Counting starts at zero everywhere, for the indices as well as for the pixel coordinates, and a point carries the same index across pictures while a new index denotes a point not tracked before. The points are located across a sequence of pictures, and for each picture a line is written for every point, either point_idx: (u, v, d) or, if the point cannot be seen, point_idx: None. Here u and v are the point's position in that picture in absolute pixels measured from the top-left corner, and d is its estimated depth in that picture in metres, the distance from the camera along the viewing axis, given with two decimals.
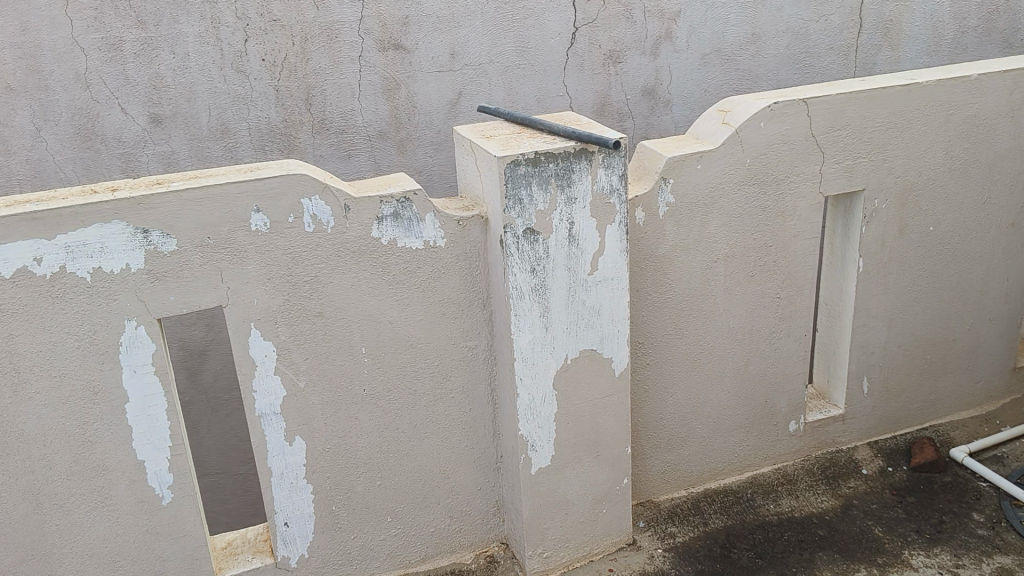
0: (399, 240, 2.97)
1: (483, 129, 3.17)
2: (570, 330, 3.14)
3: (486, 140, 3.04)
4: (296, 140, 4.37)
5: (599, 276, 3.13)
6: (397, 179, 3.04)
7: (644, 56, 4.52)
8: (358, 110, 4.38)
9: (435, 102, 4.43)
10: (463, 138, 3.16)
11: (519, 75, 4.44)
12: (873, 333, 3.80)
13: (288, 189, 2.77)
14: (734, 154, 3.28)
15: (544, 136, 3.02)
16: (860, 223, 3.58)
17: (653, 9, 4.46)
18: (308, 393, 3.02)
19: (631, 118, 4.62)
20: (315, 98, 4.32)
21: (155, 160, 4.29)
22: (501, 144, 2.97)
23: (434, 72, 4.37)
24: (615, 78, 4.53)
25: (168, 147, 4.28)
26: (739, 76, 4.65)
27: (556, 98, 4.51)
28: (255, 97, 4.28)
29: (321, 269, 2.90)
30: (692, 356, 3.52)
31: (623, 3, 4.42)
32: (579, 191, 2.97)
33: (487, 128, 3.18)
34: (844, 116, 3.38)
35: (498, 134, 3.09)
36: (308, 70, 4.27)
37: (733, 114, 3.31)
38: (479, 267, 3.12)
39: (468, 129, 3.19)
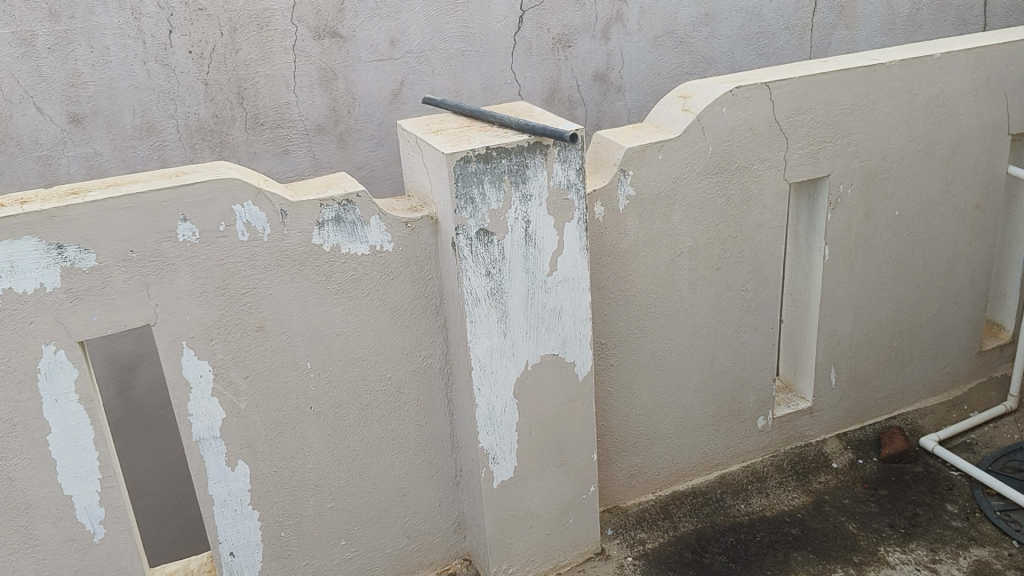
0: (343, 246, 2.74)
1: (429, 122, 2.97)
2: (530, 334, 2.96)
3: (433, 135, 2.84)
4: (228, 135, 4.12)
5: (559, 276, 2.94)
6: (338, 179, 2.82)
7: (595, 39, 4.32)
8: (294, 103, 4.14)
9: (375, 94, 4.20)
10: (408, 134, 2.95)
11: (463, 63, 4.22)
12: (840, 322, 3.68)
13: (218, 194, 2.53)
14: (697, 143, 3.11)
15: (495, 129, 2.83)
16: (825, 210, 3.45)
17: None
18: (250, 414, 2.79)
19: (582, 105, 4.41)
20: (247, 92, 4.07)
21: (76, 162, 3.99)
22: (449, 140, 2.77)
23: (374, 61, 4.14)
24: (565, 64, 4.32)
25: (90, 148, 4.00)
26: (693, 59, 4.47)
27: (504, 86, 4.30)
28: (182, 92, 4.01)
29: (259, 280, 2.67)
30: (657, 355, 3.36)
31: None
32: (534, 187, 2.79)
33: (433, 121, 2.97)
34: (808, 99, 3.24)
35: (446, 128, 2.89)
36: (238, 62, 4.01)
37: (693, 100, 3.14)
38: (431, 272, 2.90)
39: (413, 123, 2.98)
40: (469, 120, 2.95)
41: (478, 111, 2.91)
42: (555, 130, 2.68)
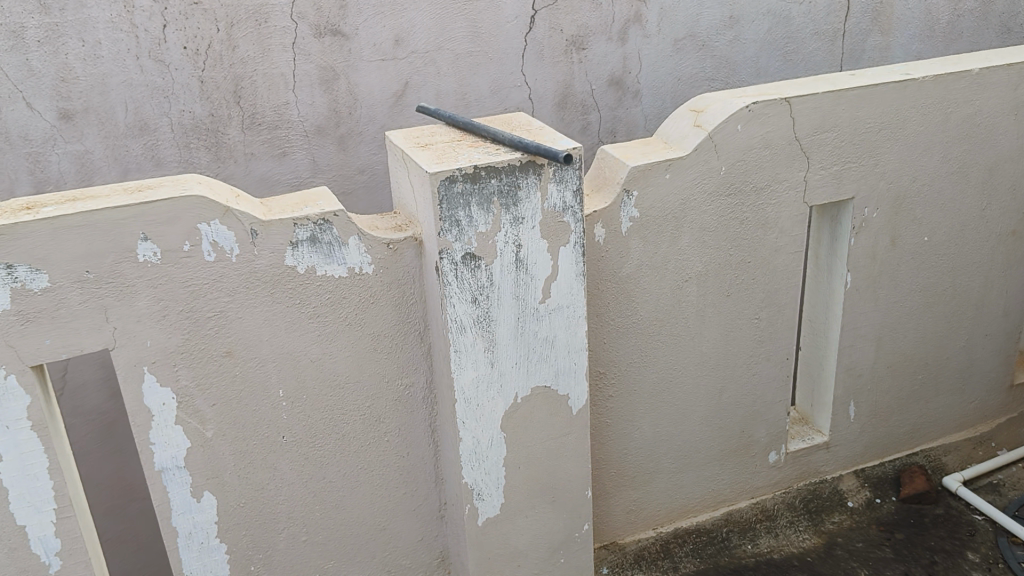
0: (319, 268, 2.55)
1: (418, 135, 2.77)
2: (520, 365, 2.75)
3: (420, 149, 2.64)
4: (224, 135, 3.96)
5: (552, 304, 2.73)
6: (318, 195, 2.63)
7: (611, 41, 4.08)
8: (294, 103, 3.97)
9: (378, 95, 4.01)
10: (396, 146, 2.76)
11: (471, 64, 4.01)
12: (861, 353, 3.44)
13: (182, 212, 2.35)
14: (708, 162, 2.88)
15: (487, 145, 2.62)
16: (849, 235, 3.21)
17: None
18: (217, 444, 2.62)
19: (596, 110, 4.18)
20: (244, 90, 3.91)
21: (66, 160, 3.84)
22: (435, 156, 2.57)
23: (377, 61, 3.95)
24: (579, 66, 4.09)
25: (80, 145, 3.84)
26: (716, 65, 4.21)
27: (514, 89, 4.08)
28: (177, 89, 3.86)
29: (226, 303, 2.49)
30: (660, 386, 3.14)
31: None
32: (527, 209, 2.58)
33: (423, 134, 2.77)
34: (831, 117, 2.99)
35: (435, 142, 2.69)
36: (235, 59, 3.84)
37: (706, 115, 2.91)
38: (415, 296, 2.70)
39: (402, 135, 2.78)
40: (462, 134, 2.75)
41: (474, 124, 2.71)
42: (550, 150, 2.46)
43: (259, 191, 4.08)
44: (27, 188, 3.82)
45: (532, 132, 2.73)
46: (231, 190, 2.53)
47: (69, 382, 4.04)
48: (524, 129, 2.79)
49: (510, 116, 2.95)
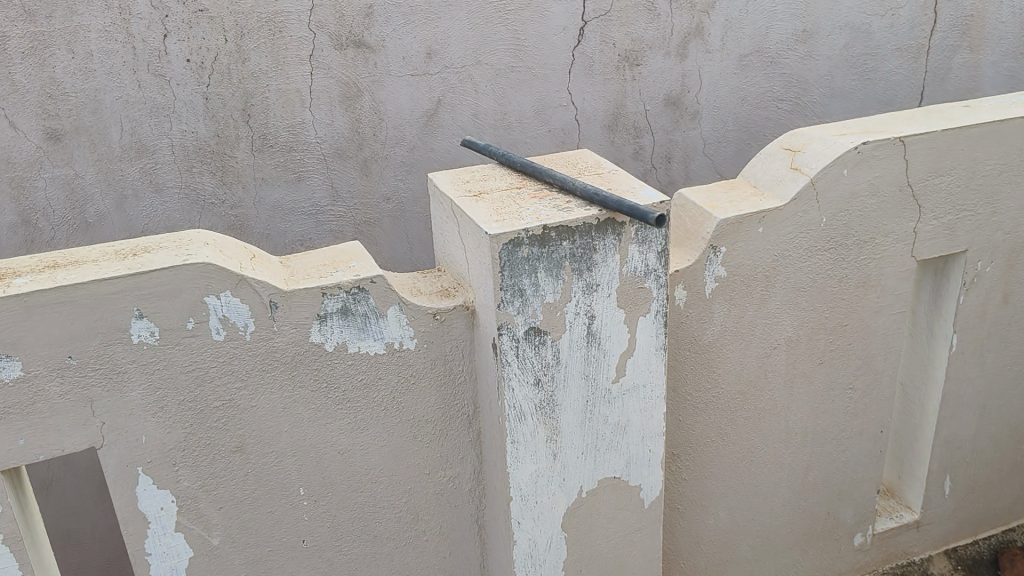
0: (351, 344, 2.10)
1: (468, 179, 2.33)
2: (586, 455, 2.31)
3: (472, 200, 2.19)
4: (231, 158, 3.52)
5: (626, 384, 2.28)
6: (350, 253, 2.19)
7: (669, 57, 3.63)
8: (310, 122, 3.51)
9: (406, 114, 3.55)
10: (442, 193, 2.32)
11: (511, 81, 3.55)
12: (961, 423, 3.00)
13: (185, 284, 1.91)
14: (809, 212, 2.43)
15: (555, 196, 2.19)
16: (958, 293, 2.76)
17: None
18: (225, 551, 2.19)
19: (650, 132, 3.73)
20: (254, 108, 3.46)
21: (54, 186, 3.40)
22: (492, 211, 2.12)
23: (406, 76, 3.49)
24: (632, 84, 3.64)
25: (70, 170, 3.40)
26: (785, 83, 3.75)
27: (558, 108, 3.62)
28: (178, 107, 3.41)
29: (237, 390, 2.05)
30: (740, 467, 2.71)
31: None
32: (602, 275, 2.14)
33: (475, 178, 2.33)
34: (949, 158, 2.54)
35: (490, 189, 2.25)
36: (245, 73, 3.40)
37: (804, 156, 2.47)
38: (464, 374, 2.26)
39: (450, 177, 2.35)
40: (521, 179, 2.31)
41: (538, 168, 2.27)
42: (638, 207, 2.01)
43: (271, 221, 3.65)
44: (11, 217, 3.39)
45: (605, 179, 2.29)
46: (245, 250, 2.10)
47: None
48: (594, 173, 2.34)
49: (573, 154, 2.51)
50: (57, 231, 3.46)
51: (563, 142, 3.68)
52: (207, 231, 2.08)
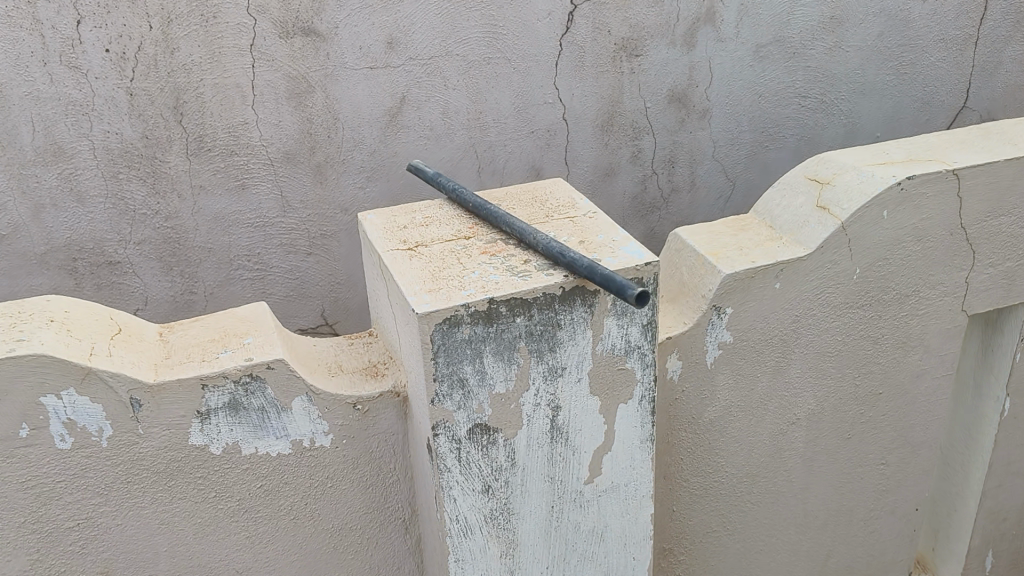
0: (246, 444, 1.64)
1: (406, 224, 1.85)
2: (552, 569, 1.85)
3: (405, 258, 1.72)
4: (162, 162, 3.05)
5: (602, 484, 1.81)
6: (251, 324, 1.72)
7: (674, 47, 3.10)
8: (254, 122, 3.03)
9: (365, 113, 3.06)
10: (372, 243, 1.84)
11: (488, 75, 3.05)
12: (1012, 497, 2.52)
13: (12, 382, 1.45)
14: (837, 263, 1.95)
15: (512, 253, 1.71)
16: (1013, 351, 2.28)
17: None
18: None
19: (651, 134, 3.22)
20: (187, 105, 2.98)
21: None
22: (426, 276, 1.65)
23: (364, 69, 2.99)
24: (630, 78, 3.12)
25: None
26: (808, 77, 3.23)
27: (543, 106, 3.12)
28: (98, 105, 2.93)
29: (96, 505, 1.60)
30: (747, 560, 2.23)
31: None
32: (570, 356, 1.67)
33: (415, 223, 1.86)
34: (1012, 194, 2.04)
35: (431, 241, 1.77)
36: (174, 65, 2.91)
37: (832, 192, 1.98)
38: (399, 471, 1.80)
39: (384, 221, 1.88)
40: (473, 227, 1.83)
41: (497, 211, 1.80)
42: (615, 276, 1.54)
43: (212, 233, 3.19)
44: None
45: (577, 227, 1.81)
46: (109, 324, 1.65)
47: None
48: (565, 217, 1.86)
49: (542, 186, 2.03)
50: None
51: (549, 145, 3.18)
52: (60, 299, 1.64)
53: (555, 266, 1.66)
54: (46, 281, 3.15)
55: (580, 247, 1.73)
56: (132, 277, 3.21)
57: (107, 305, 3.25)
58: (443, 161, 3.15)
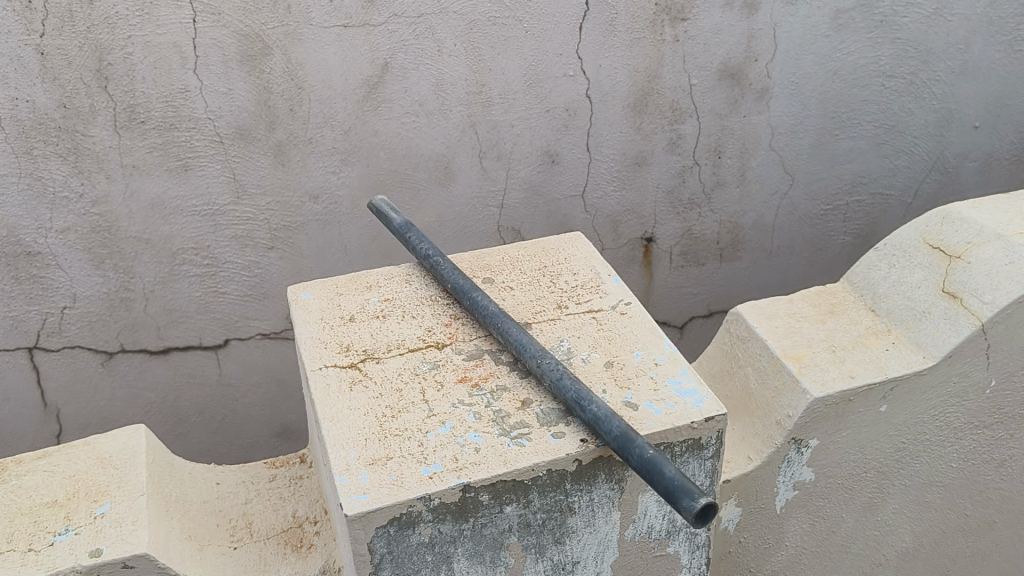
0: None
1: (356, 339, 1.49)
2: None
3: (361, 398, 1.37)
4: (85, 136, 2.43)
5: None
6: (108, 485, 1.56)
7: (730, 9, 2.46)
8: (198, 90, 2.41)
9: (336, 82, 2.42)
10: (320, 344, 1.49)
11: (491, 38, 2.41)
12: None
13: None
14: (964, 376, 1.62)
15: (506, 394, 1.35)
16: None
17: None
18: None
19: (693, 116, 2.61)
20: (110, 68, 2.34)
21: None
22: (376, 435, 1.29)
23: (335, 28, 2.35)
24: (674, 48, 2.49)
25: None
26: (895, 51, 2.61)
27: (559, 80, 2.49)
28: (1, 67, 2.28)
29: None
30: None
31: None
32: (579, 548, 1.34)
33: (371, 338, 1.49)
34: None
35: (390, 369, 1.42)
36: (95, 18, 2.28)
37: (964, 273, 1.65)
38: None
39: (328, 334, 1.50)
40: (452, 337, 1.48)
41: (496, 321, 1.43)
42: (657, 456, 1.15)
43: (151, 222, 2.59)
44: None
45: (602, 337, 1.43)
46: None
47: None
48: (586, 318, 1.48)
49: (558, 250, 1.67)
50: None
51: (567, 126, 2.56)
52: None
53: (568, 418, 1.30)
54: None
55: (607, 374, 1.36)
56: (55, 271, 2.61)
57: (28, 302, 2.65)
58: (435, 143, 2.53)
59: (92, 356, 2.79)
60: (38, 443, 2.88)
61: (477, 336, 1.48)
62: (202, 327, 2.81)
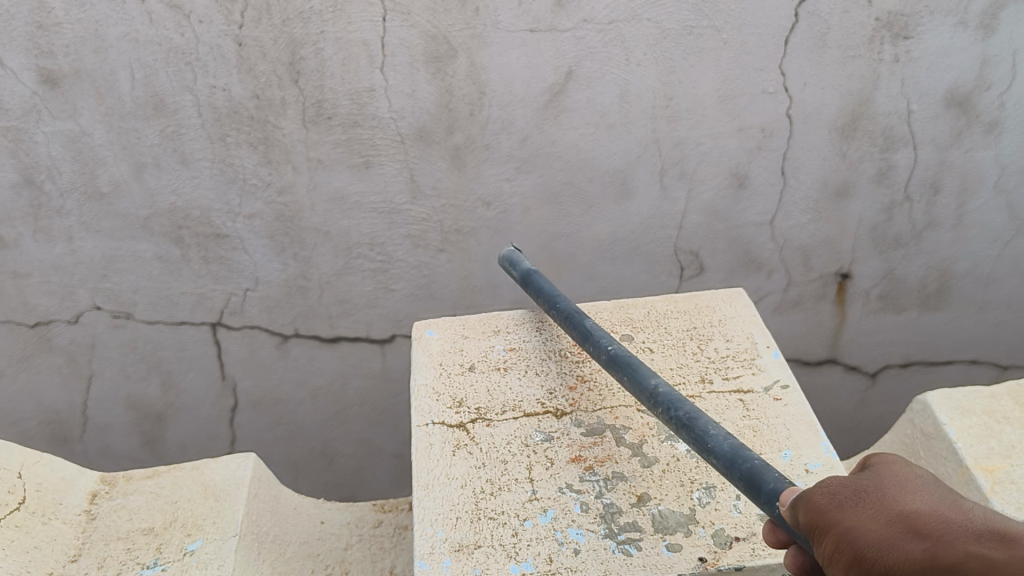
0: None
1: (473, 400, 1.48)
2: None
3: (469, 470, 1.35)
4: (274, 128, 2.33)
5: None
6: (204, 519, 1.58)
7: (964, 30, 2.18)
8: (383, 90, 2.28)
9: (519, 89, 2.27)
10: (434, 395, 1.49)
11: (687, 48, 2.21)
12: None
13: None
14: None
15: (621, 486, 1.30)
16: None
17: None
18: None
19: (909, 147, 2.36)
20: (304, 62, 2.23)
21: (58, 145, 2.34)
22: (476, 516, 1.27)
23: (522, 33, 2.19)
24: (894, 71, 2.24)
25: (74, 125, 2.31)
26: None
27: (758, 98, 2.28)
28: (201, 54, 2.22)
29: None
30: None
31: None
32: None
33: (488, 402, 1.47)
34: None
35: (502, 441, 1.39)
36: (290, 12, 2.17)
37: None
38: None
39: (444, 393, 1.49)
40: (574, 411, 1.44)
41: (609, 347, 1.38)
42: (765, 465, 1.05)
43: (330, 216, 2.50)
44: (10, 177, 2.37)
45: (746, 431, 1.38)
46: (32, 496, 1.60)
47: (93, 418, 2.85)
48: (731, 404, 1.43)
49: (712, 315, 1.63)
50: (65, 197, 2.42)
51: (761, 148, 2.35)
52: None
53: (685, 526, 1.23)
54: (148, 248, 2.53)
55: None
56: (240, 255, 2.57)
57: (214, 282, 2.62)
58: (615, 157, 2.37)
59: (268, 338, 2.75)
60: (213, 415, 2.90)
61: (600, 407, 1.44)
62: (371, 321, 2.74)
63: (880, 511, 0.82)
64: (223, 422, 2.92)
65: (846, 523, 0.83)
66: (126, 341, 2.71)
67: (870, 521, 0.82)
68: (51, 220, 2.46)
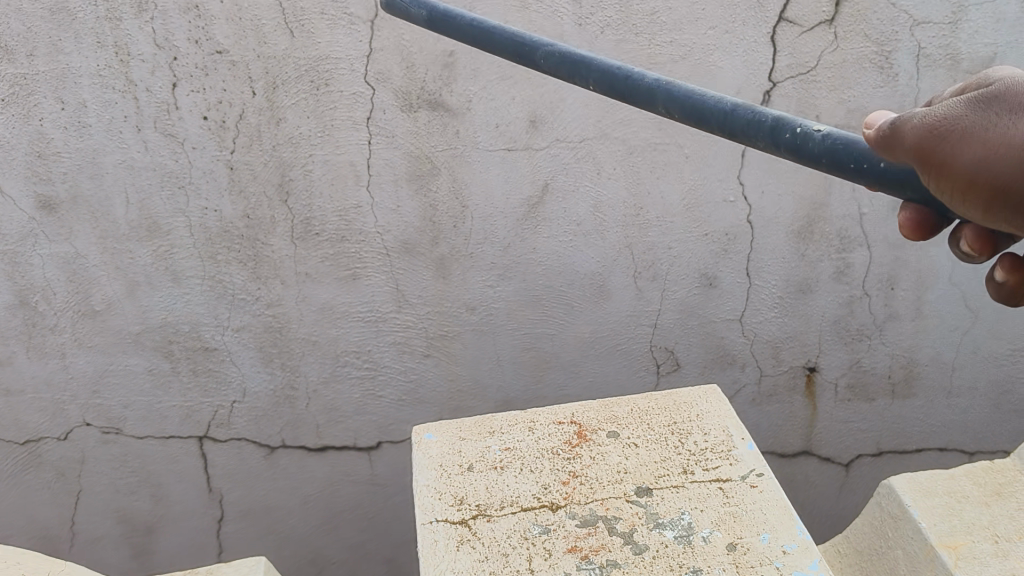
0: None
1: (473, 498, 1.55)
2: None
3: (472, 564, 1.42)
4: (264, 244, 2.44)
5: None
6: None
7: None
8: (369, 207, 2.41)
9: (498, 202, 2.41)
10: (436, 494, 1.57)
11: (653, 161, 2.37)
12: None
13: None
14: None
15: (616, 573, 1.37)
16: None
17: (942, 54, 2.26)
18: None
19: (864, 246, 2.51)
20: (294, 183, 2.36)
21: (54, 267, 2.42)
22: None
23: (500, 151, 2.34)
24: (845, 177, 2.41)
25: (70, 248, 2.40)
26: None
27: (720, 205, 2.43)
28: (194, 178, 2.34)
29: None
30: None
31: (880, 41, 2.24)
32: None
33: (488, 498, 1.55)
34: None
35: (502, 535, 1.47)
36: (280, 137, 2.29)
37: None
38: None
39: (445, 491, 1.57)
40: (568, 503, 1.52)
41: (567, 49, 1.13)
42: (809, 129, 0.86)
43: (318, 326, 2.60)
44: (6, 300, 2.45)
45: (727, 517, 1.46)
46: None
47: (81, 533, 2.86)
48: (712, 491, 1.52)
49: (690, 409, 1.74)
50: (60, 316, 2.50)
51: (726, 251, 2.50)
52: None
53: None
54: (140, 363, 2.60)
55: (727, 559, 1.39)
56: (229, 367, 2.64)
57: (203, 394, 2.68)
58: (591, 262, 2.50)
59: (255, 448, 2.80)
60: (201, 526, 2.92)
61: (592, 500, 1.52)
62: (358, 428, 2.80)
63: (1020, 140, 0.80)
64: (211, 533, 2.94)
65: (963, 156, 0.79)
66: (116, 455, 2.75)
67: (981, 149, 0.80)
68: (45, 339, 2.53)
